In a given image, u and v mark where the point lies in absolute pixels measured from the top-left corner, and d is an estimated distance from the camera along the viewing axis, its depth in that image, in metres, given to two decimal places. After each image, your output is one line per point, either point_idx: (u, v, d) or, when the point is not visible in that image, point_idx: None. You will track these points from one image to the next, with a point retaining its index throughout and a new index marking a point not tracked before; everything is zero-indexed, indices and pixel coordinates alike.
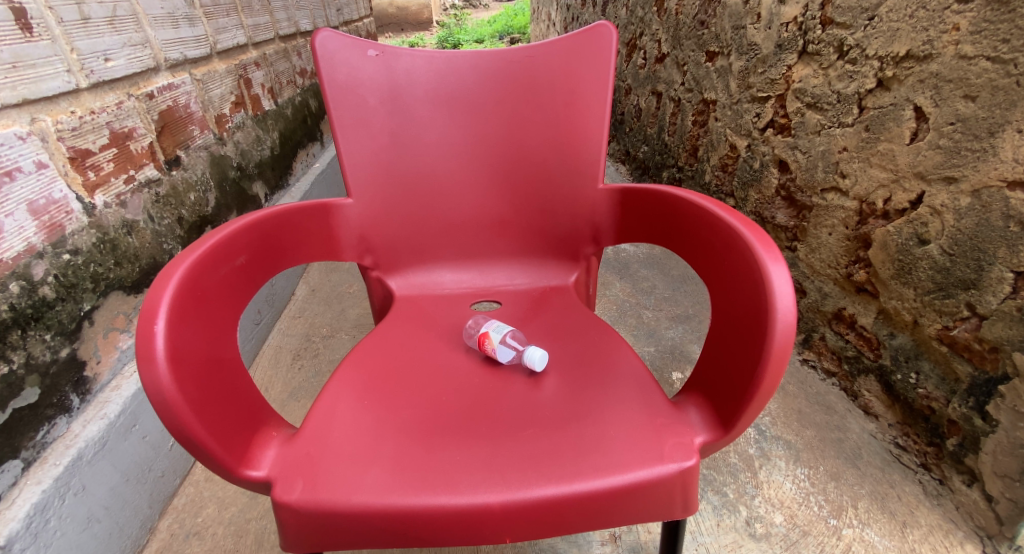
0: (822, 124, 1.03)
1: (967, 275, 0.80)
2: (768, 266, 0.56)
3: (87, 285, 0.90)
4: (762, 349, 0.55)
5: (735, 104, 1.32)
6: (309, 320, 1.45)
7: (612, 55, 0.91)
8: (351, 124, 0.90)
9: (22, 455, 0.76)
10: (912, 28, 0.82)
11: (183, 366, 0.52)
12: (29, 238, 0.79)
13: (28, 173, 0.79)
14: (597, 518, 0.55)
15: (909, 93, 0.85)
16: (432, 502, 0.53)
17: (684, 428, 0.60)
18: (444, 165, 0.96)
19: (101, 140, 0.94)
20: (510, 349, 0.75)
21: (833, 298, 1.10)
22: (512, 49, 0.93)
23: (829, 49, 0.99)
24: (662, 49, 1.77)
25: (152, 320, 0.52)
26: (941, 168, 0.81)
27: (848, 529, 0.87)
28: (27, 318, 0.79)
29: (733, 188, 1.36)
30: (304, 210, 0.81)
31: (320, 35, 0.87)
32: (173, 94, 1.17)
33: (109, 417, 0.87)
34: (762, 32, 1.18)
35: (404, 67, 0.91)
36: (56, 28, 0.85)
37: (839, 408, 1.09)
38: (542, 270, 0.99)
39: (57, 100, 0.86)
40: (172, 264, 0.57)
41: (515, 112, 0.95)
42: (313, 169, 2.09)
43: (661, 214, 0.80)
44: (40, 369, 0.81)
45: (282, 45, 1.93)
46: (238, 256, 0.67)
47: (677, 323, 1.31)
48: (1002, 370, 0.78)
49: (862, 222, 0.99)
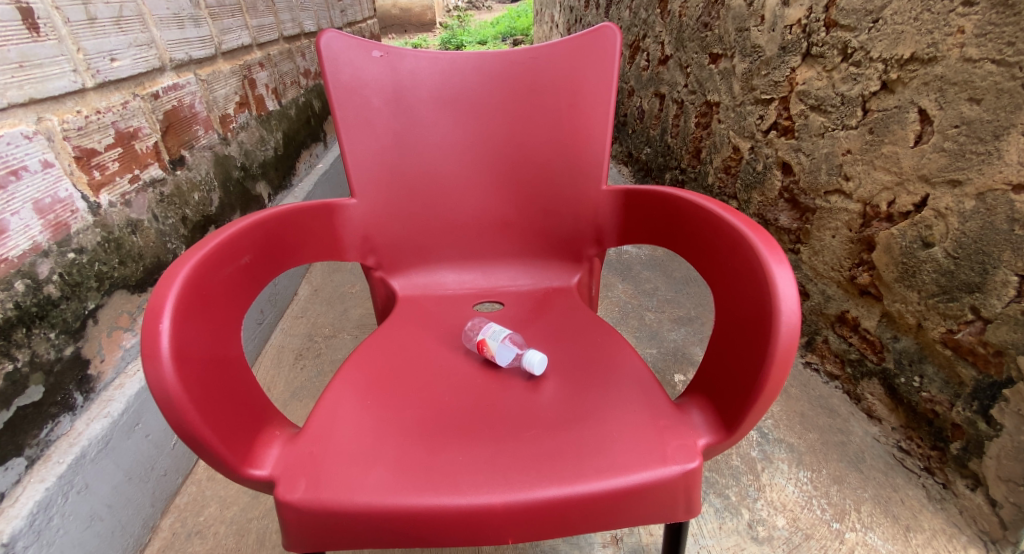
0: (827, 126, 1.03)
1: (971, 278, 0.80)
2: (772, 268, 0.56)
3: (91, 284, 0.91)
4: (766, 351, 0.55)
5: (738, 106, 1.32)
6: (311, 319, 1.45)
7: (616, 57, 0.91)
8: (355, 124, 0.91)
9: (26, 452, 0.77)
10: (917, 30, 0.82)
11: (188, 364, 0.52)
12: (34, 237, 0.79)
13: (33, 172, 0.79)
14: (599, 519, 0.55)
15: (913, 96, 0.85)
16: (434, 502, 0.53)
17: (687, 430, 0.59)
18: (447, 166, 0.96)
19: (107, 139, 0.95)
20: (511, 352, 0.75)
21: (836, 300, 1.10)
22: (516, 51, 0.93)
23: (832, 52, 0.99)
24: (665, 51, 1.77)
25: (157, 318, 0.52)
26: (945, 171, 0.81)
27: (851, 532, 0.87)
28: (32, 316, 0.79)
29: (736, 190, 1.36)
30: (308, 209, 0.82)
31: (325, 36, 0.87)
32: (178, 95, 1.18)
33: (113, 415, 0.87)
34: (766, 34, 1.17)
35: (408, 68, 0.92)
36: (62, 27, 0.86)
37: (842, 411, 1.09)
38: (544, 270, 0.99)
39: (63, 100, 0.86)
40: (178, 263, 0.58)
41: (519, 113, 0.95)
42: (317, 170, 2.09)
43: (665, 215, 0.80)
44: (45, 367, 0.81)
45: (286, 46, 1.94)
46: (243, 255, 0.67)
47: (679, 325, 1.31)
48: (1006, 374, 0.78)
49: (865, 225, 0.99)
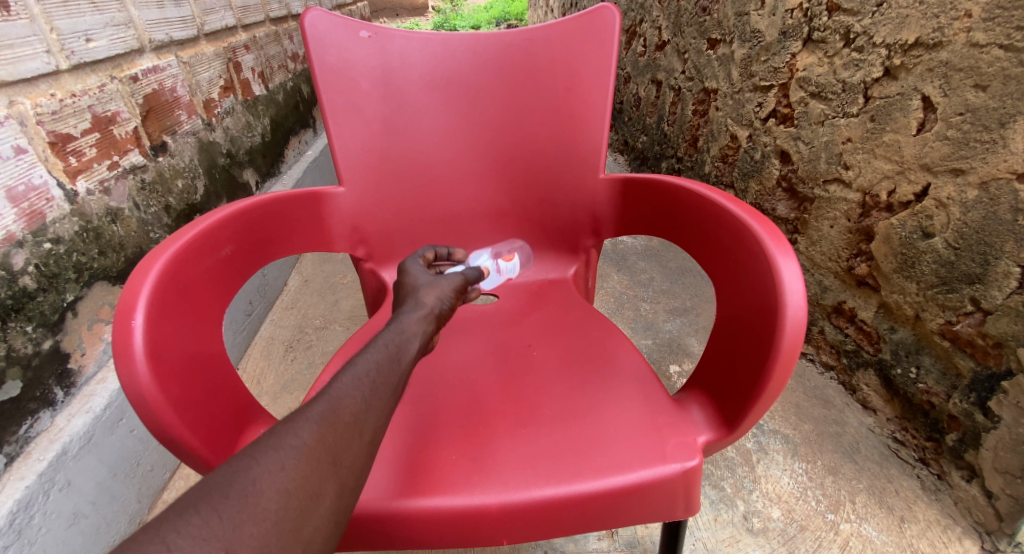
0: (826, 114, 1.01)
1: (972, 270, 0.79)
2: (778, 260, 0.55)
3: (70, 275, 0.87)
4: (771, 346, 0.53)
5: (736, 93, 1.30)
6: (301, 310, 1.42)
7: (615, 39, 0.87)
8: (343, 108, 0.88)
9: (4, 450, 0.74)
10: (922, 15, 0.80)
11: (164, 363, 0.50)
12: (8, 227, 0.76)
13: (6, 158, 0.76)
14: (597, 519, 0.53)
15: (917, 83, 0.83)
16: (426, 503, 0.52)
17: (687, 426, 0.58)
18: (440, 153, 0.93)
19: (83, 124, 0.91)
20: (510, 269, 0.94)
21: (833, 291, 1.09)
22: (511, 33, 0.90)
23: (835, 37, 0.96)
24: (662, 36, 1.73)
25: (129, 315, 0.50)
26: (948, 160, 0.80)
27: (846, 523, 0.86)
28: (6, 309, 0.76)
29: (733, 179, 1.34)
30: (294, 198, 0.79)
31: (310, 15, 0.83)
32: (158, 77, 1.13)
33: (95, 410, 0.85)
34: (766, 19, 1.14)
35: (398, 50, 0.88)
36: (34, 6, 0.82)
37: (837, 402, 1.08)
38: (540, 262, 0.98)
39: (36, 82, 0.82)
40: (152, 256, 0.55)
41: (513, 98, 0.92)
42: (306, 157, 2.04)
43: (664, 205, 0.78)
44: (22, 361, 0.78)
45: (273, 28, 1.88)
46: (223, 246, 0.64)
47: (675, 316, 1.30)
48: (1005, 366, 0.77)
49: (864, 215, 0.97)
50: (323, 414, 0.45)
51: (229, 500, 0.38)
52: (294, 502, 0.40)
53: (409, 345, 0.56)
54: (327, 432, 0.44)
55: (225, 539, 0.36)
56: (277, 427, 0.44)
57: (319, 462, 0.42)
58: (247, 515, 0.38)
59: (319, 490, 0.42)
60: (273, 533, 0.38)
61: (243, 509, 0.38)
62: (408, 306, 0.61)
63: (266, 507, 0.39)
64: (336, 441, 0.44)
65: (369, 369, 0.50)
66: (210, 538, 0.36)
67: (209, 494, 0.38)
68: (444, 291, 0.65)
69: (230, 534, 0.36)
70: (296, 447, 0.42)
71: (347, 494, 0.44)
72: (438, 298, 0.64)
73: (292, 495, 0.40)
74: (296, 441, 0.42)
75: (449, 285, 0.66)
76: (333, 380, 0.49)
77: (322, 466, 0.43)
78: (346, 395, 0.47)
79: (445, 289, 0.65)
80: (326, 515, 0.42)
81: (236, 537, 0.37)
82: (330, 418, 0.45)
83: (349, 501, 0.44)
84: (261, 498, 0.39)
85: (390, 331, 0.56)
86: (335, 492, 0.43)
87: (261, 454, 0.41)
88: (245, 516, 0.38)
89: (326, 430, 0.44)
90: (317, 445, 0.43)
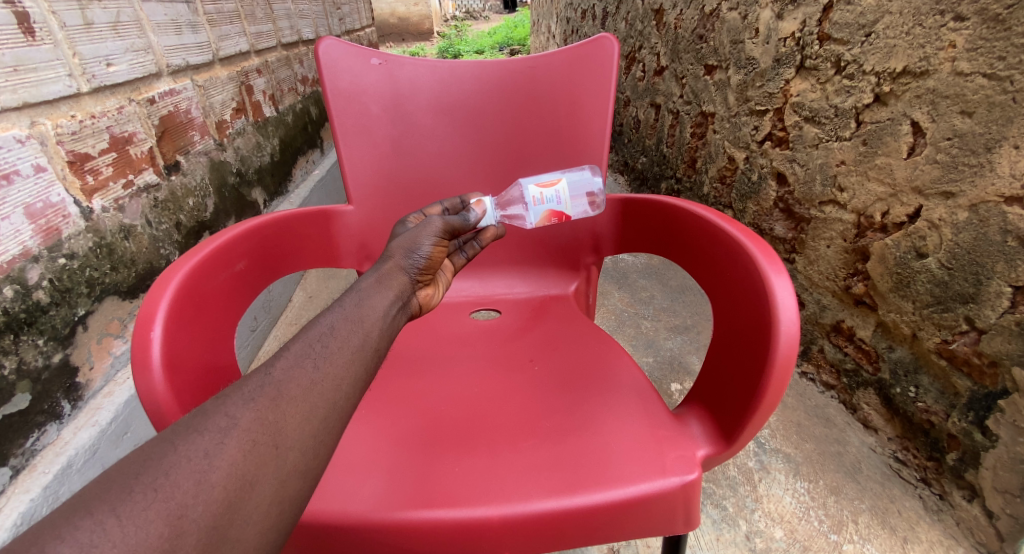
0: (820, 137, 1.04)
1: (965, 289, 0.80)
2: (771, 277, 0.57)
3: (82, 290, 0.89)
4: (767, 358, 0.55)
5: (733, 117, 1.33)
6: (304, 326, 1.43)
7: (614, 66, 0.90)
8: (353, 130, 0.92)
9: (11, 462, 0.75)
10: (909, 44, 0.83)
11: (178, 371, 0.55)
12: (25, 242, 0.78)
13: (26, 176, 0.79)
14: (598, 532, 0.54)
15: (905, 109, 0.86)
16: (429, 515, 0.52)
17: (687, 440, 0.59)
18: (444, 174, 0.96)
19: (101, 144, 0.94)
20: (595, 189, 0.91)
21: (832, 310, 1.10)
22: (515, 60, 0.93)
23: (826, 64, 0.99)
24: (661, 62, 1.78)
25: (148, 326, 0.55)
26: (939, 183, 0.82)
27: (848, 544, 0.86)
28: (19, 323, 0.78)
29: (732, 200, 1.37)
30: (304, 217, 0.83)
31: (324, 43, 0.87)
32: (174, 100, 1.18)
33: (101, 424, 0.86)
34: (760, 47, 1.18)
35: (407, 76, 0.92)
36: (59, 32, 0.86)
37: (838, 421, 1.09)
38: (541, 278, 1.01)
39: (58, 104, 0.85)
40: (172, 269, 0.61)
41: (516, 121, 0.95)
42: (314, 175, 2.09)
43: (662, 223, 0.80)
44: (31, 375, 0.80)
45: (284, 53, 1.94)
46: (237, 262, 0.69)
47: (675, 333, 1.31)
48: (1001, 385, 0.78)
49: (860, 235, 0.99)
50: (259, 394, 0.44)
51: (134, 495, 0.35)
52: (219, 495, 0.38)
53: (373, 301, 0.59)
54: (260, 414, 0.43)
55: (124, 543, 0.33)
56: (204, 415, 0.42)
57: (249, 450, 0.41)
58: (156, 510, 0.35)
59: (252, 479, 0.40)
60: (192, 532, 0.36)
61: (150, 505, 0.35)
62: (379, 259, 0.69)
63: (182, 501, 0.36)
64: (271, 424, 0.43)
65: (314, 340, 0.51)
66: (104, 544, 0.33)
67: (109, 490, 0.36)
68: (418, 238, 0.70)
69: (131, 537, 0.33)
70: (223, 432, 0.41)
71: (286, 489, 0.42)
72: (410, 248, 0.69)
73: (217, 487, 0.38)
74: (224, 424, 0.41)
75: (424, 228, 0.71)
76: (283, 350, 0.50)
77: (254, 452, 0.41)
78: (290, 370, 0.47)
79: (420, 233, 0.71)
80: (259, 511, 0.40)
81: (139, 538, 0.34)
82: (270, 395, 0.45)
83: (290, 496, 0.42)
84: (175, 490, 0.37)
85: (359, 286, 0.61)
86: (271, 483, 0.41)
87: (179, 441, 0.40)
88: (154, 513, 0.35)
89: (261, 410, 0.43)
90: (248, 431, 0.42)
